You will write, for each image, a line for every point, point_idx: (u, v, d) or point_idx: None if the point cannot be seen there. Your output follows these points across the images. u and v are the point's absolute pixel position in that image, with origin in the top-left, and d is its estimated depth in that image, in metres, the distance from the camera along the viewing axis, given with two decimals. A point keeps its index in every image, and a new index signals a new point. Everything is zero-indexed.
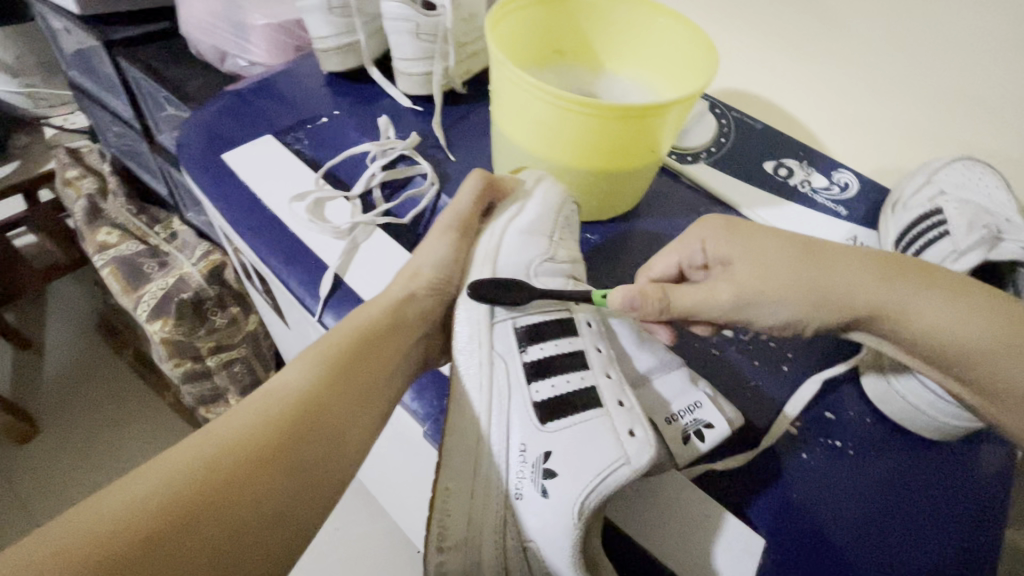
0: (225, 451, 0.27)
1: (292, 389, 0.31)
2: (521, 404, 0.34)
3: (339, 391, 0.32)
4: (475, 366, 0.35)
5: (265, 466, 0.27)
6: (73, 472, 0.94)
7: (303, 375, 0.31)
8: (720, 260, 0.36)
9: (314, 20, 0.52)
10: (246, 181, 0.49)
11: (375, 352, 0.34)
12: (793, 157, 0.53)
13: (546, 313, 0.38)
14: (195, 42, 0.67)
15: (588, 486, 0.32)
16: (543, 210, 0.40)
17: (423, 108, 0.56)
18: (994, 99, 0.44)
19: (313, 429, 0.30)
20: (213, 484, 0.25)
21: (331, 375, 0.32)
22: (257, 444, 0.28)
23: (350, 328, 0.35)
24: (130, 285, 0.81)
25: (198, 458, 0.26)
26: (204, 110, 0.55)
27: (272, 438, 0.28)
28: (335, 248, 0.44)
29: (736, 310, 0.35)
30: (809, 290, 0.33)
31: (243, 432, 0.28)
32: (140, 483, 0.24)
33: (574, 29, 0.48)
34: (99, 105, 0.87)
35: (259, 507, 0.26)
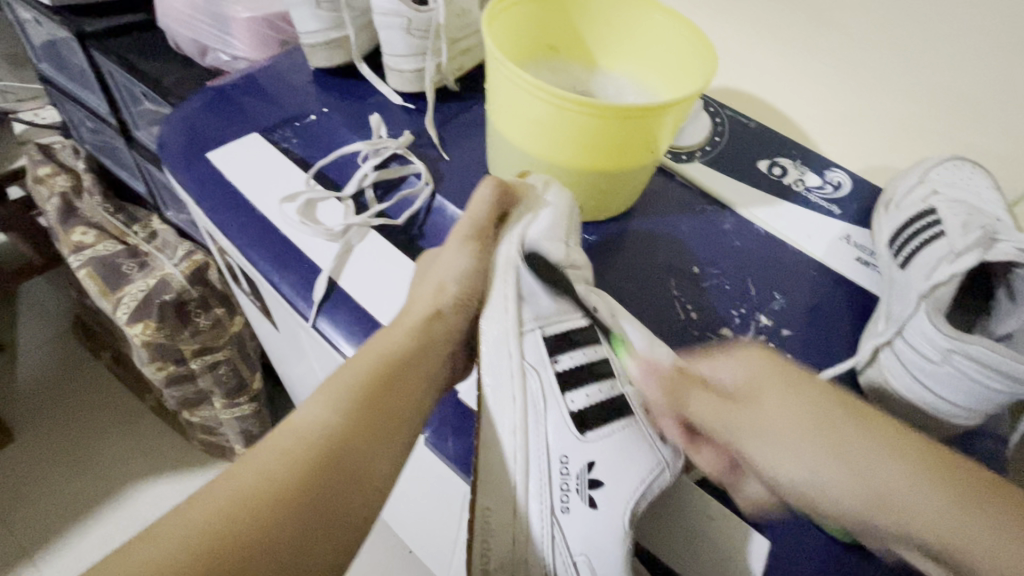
0: (240, 500, 0.26)
1: (312, 428, 0.29)
2: (557, 414, 0.34)
3: (359, 423, 0.30)
4: (506, 378, 0.34)
5: (286, 513, 0.26)
6: (51, 481, 0.91)
7: (323, 412, 0.30)
8: (746, 394, 0.35)
9: (301, 14, 0.50)
10: (233, 182, 0.47)
11: (396, 380, 0.33)
12: (786, 156, 0.53)
13: (571, 320, 0.37)
14: (174, 34, 0.66)
15: (636, 491, 0.33)
16: (555, 223, 0.40)
17: (414, 106, 0.55)
18: (982, 100, 0.45)
19: (334, 469, 0.28)
20: (227, 536, 0.25)
21: (350, 410, 0.31)
22: (275, 490, 0.27)
23: (373, 354, 0.34)
24: (109, 287, 0.79)
25: (213, 509, 0.25)
26: (186, 107, 0.53)
27: (290, 483, 0.27)
28: (327, 250, 0.43)
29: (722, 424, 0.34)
30: (797, 438, 0.32)
31: (260, 478, 0.27)
32: (162, 540, 0.24)
33: (568, 23, 0.47)
34: (71, 100, 0.83)
35: (272, 559, 0.25)
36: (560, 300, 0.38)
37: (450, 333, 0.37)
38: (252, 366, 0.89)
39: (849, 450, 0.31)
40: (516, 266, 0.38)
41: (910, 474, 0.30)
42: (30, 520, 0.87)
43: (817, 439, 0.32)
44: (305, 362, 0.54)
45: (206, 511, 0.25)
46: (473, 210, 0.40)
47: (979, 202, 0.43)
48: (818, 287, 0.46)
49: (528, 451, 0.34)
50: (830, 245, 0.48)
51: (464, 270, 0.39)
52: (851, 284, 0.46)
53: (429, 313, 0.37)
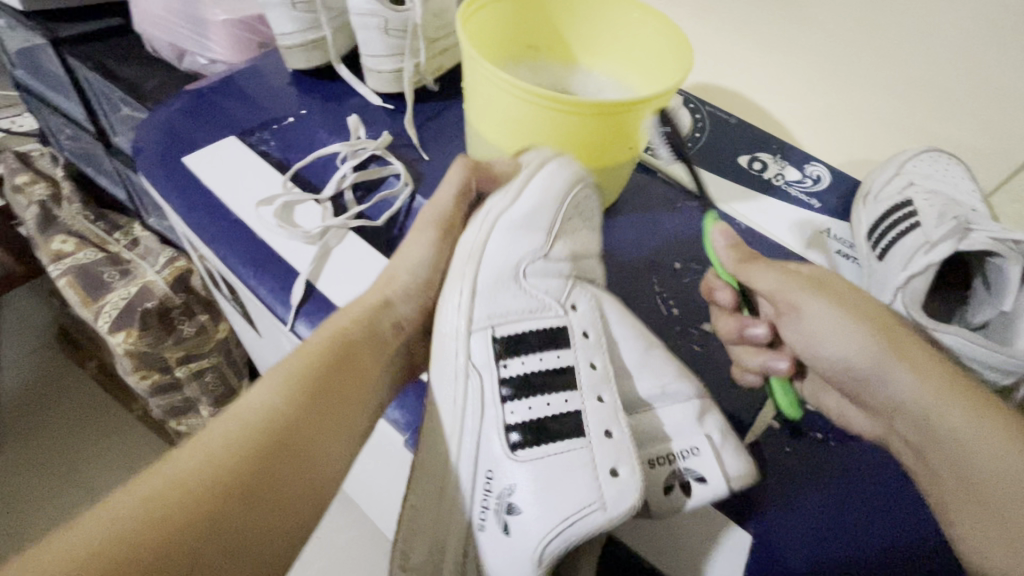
0: (184, 482, 0.24)
1: (260, 409, 0.28)
2: (493, 423, 0.33)
3: (310, 405, 0.30)
4: (451, 377, 0.34)
5: (230, 496, 0.25)
6: (34, 495, 0.90)
7: (272, 395, 0.29)
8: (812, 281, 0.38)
9: (277, 16, 0.50)
10: (210, 186, 0.46)
11: (349, 367, 0.33)
12: (767, 151, 0.53)
13: (536, 320, 0.36)
14: (150, 38, 0.65)
15: (554, 529, 0.31)
16: (535, 213, 0.38)
17: (394, 107, 0.54)
18: (958, 92, 0.46)
19: (280, 447, 0.27)
20: (169, 521, 0.23)
21: (301, 392, 0.30)
22: (223, 471, 0.25)
23: (318, 337, 0.33)
24: (90, 296, 0.78)
25: (152, 495, 0.24)
26: (161, 110, 0.52)
27: (239, 464, 0.26)
28: (306, 253, 0.42)
29: (779, 291, 0.38)
30: (853, 315, 0.36)
31: (204, 459, 0.25)
32: (88, 528, 0.22)
33: (547, 22, 0.47)
34: (48, 107, 0.82)
35: (223, 541, 0.23)
36: (530, 295, 0.37)
37: (401, 321, 0.37)
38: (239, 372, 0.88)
39: (913, 355, 0.34)
40: (479, 255, 0.36)
41: (934, 384, 0.33)
42: (13, 536, 0.86)
43: (874, 334, 0.35)
44: None
45: (143, 495, 0.24)
46: (440, 195, 0.40)
47: (955, 193, 0.43)
48: None
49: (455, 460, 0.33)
50: (811, 239, 0.48)
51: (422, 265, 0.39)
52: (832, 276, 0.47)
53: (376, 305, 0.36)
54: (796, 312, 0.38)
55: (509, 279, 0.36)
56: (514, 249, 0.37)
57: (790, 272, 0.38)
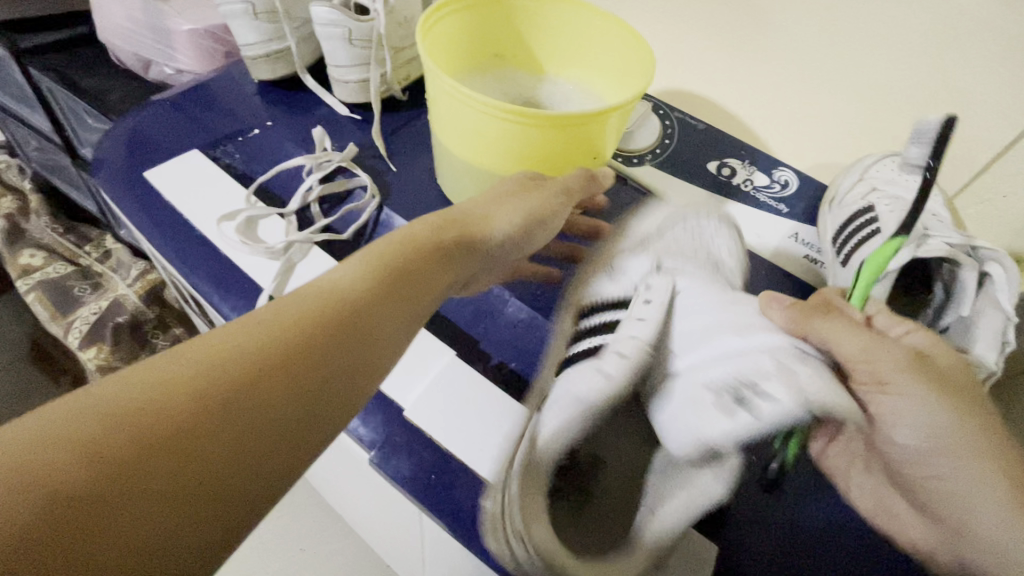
0: (250, 346, 0.24)
1: (333, 288, 0.28)
2: (556, 356, 0.38)
3: (379, 292, 0.29)
4: (556, 335, 0.41)
5: (285, 367, 0.24)
6: None
7: (348, 278, 0.29)
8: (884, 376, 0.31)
9: (239, 26, 0.49)
10: (172, 200, 0.45)
11: (421, 265, 0.32)
12: (735, 156, 0.53)
13: (615, 289, 0.40)
14: (115, 48, 0.64)
15: (543, 416, 0.31)
16: (645, 236, 0.44)
17: (362, 117, 0.54)
18: (921, 97, 0.46)
19: (324, 334, 0.26)
20: (230, 379, 0.23)
21: (374, 279, 0.29)
22: (285, 342, 0.25)
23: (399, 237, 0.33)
24: (60, 311, 0.76)
25: (223, 349, 0.24)
26: (124, 121, 0.51)
27: (297, 340, 0.25)
28: (269, 269, 0.42)
29: (866, 355, 0.31)
30: (950, 406, 0.30)
31: (270, 327, 0.25)
32: (166, 368, 0.23)
33: (512, 31, 0.47)
34: (13, 117, 0.81)
35: (271, 413, 0.23)
36: (621, 282, 0.40)
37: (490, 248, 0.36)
38: None
39: (961, 446, 0.29)
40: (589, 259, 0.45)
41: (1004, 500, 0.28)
42: None
43: (961, 428, 0.30)
44: None
45: (215, 348, 0.24)
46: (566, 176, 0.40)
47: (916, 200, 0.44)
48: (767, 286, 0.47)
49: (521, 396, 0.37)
50: (778, 245, 0.49)
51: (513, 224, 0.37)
52: (799, 281, 0.47)
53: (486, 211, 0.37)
54: (883, 388, 0.31)
55: (609, 268, 0.42)
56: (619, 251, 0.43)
57: (872, 335, 0.31)
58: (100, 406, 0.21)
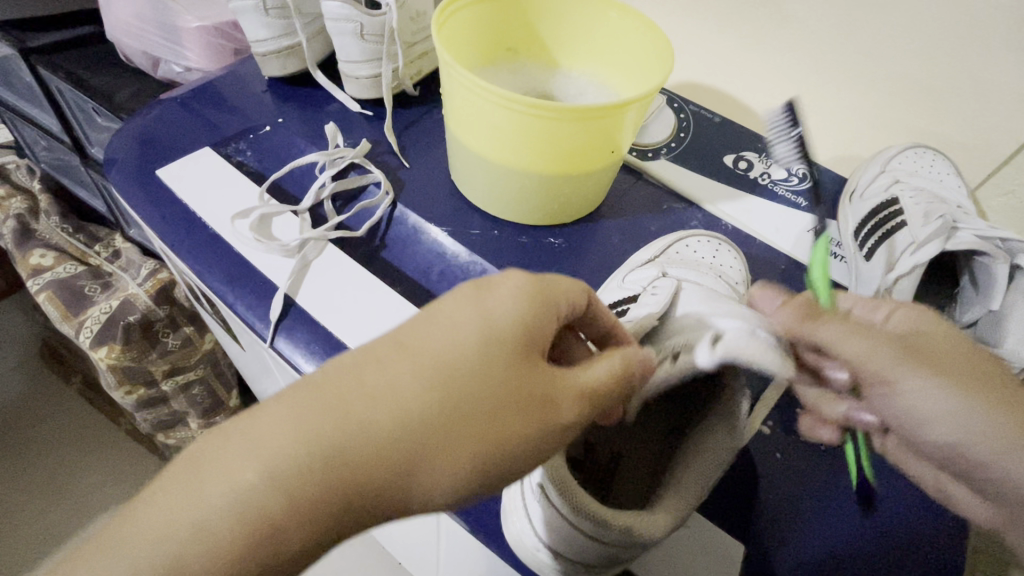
0: (322, 457, 0.22)
1: (409, 391, 0.23)
2: None
3: (459, 398, 0.24)
4: None
5: (346, 487, 0.22)
6: (29, 511, 0.90)
7: (425, 380, 0.24)
8: (879, 378, 0.29)
9: (249, 22, 0.49)
10: (184, 198, 0.45)
11: (511, 366, 0.25)
12: (751, 149, 0.53)
13: (629, 291, 0.41)
14: (123, 47, 0.64)
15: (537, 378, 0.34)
16: (654, 246, 0.45)
17: (373, 113, 0.53)
18: (943, 88, 0.45)
19: (389, 453, 0.23)
20: (293, 496, 0.22)
21: (454, 383, 0.24)
22: (350, 456, 0.22)
23: (503, 306, 0.25)
24: (71, 311, 0.76)
25: (291, 451, 0.22)
26: (135, 119, 0.51)
27: (361, 455, 0.22)
28: (284, 267, 0.41)
29: (865, 359, 0.29)
30: (960, 386, 0.28)
31: (338, 437, 0.22)
32: (241, 462, 0.22)
33: (526, 25, 0.46)
34: (21, 118, 0.81)
35: (322, 525, 0.22)
36: (632, 286, 0.41)
37: (547, 383, 0.25)
38: (227, 383, 0.87)
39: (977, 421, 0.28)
40: (602, 264, 0.45)
41: None
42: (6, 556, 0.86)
43: (990, 409, 0.28)
44: (273, 378, 0.53)
45: (288, 448, 0.22)
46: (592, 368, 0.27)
47: (942, 191, 0.45)
48: (786, 281, 0.46)
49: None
50: (798, 239, 0.48)
51: (519, 365, 0.25)
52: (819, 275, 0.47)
53: (488, 362, 0.24)
54: (889, 387, 0.29)
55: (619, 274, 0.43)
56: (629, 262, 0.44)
57: (865, 329, 0.30)
58: (189, 501, 0.22)
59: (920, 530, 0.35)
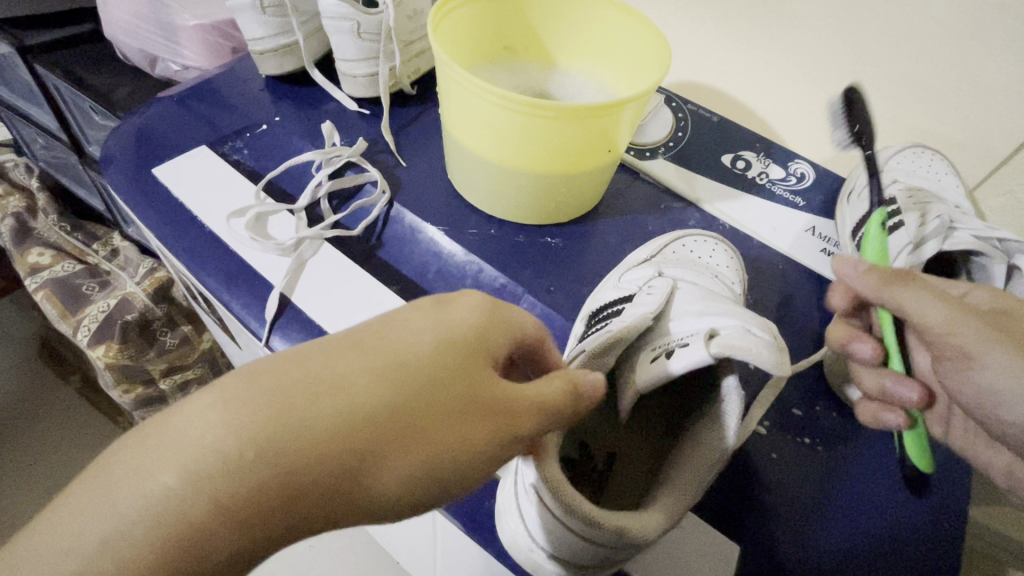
0: (253, 460, 0.20)
1: (357, 392, 0.22)
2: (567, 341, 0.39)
3: (410, 402, 0.22)
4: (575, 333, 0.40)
5: (278, 498, 0.20)
6: (27, 510, 0.90)
7: (375, 382, 0.22)
8: (959, 350, 0.31)
9: (246, 20, 0.48)
10: (180, 197, 0.45)
11: (466, 371, 0.23)
12: (749, 149, 0.52)
13: (625, 288, 0.40)
14: (120, 45, 0.63)
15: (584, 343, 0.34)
16: (653, 245, 0.44)
17: (371, 112, 0.53)
18: (942, 87, 0.45)
19: (328, 459, 0.20)
20: (216, 506, 0.19)
21: (406, 385, 0.22)
22: (284, 461, 0.20)
23: (459, 314, 0.25)
24: (68, 310, 0.76)
25: (221, 452, 0.20)
26: (131, 117, 0.51)
27: (297, 462, 0.20)
28: (280, 266, 0.41)
29: (946, 328, 0.30)
30: None
31: (274, 437, 0.20)
32: (167, 466, 0.20)
33: (523, 24, 0.46)
34: (19, 116, 0.80)
35: (248, 542, 0.20)
36: (628, 283, 0.41)
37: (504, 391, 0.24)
38: None
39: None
40: (600, 264, 0.45)
41: None
42: None
43: None
44: None
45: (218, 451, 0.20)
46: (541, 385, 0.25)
47: (940, 190, 0.46)
48: (783, 281, 0.46)
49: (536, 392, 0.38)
50: (795, 239, 0.48)
51: (474, 372, 0.24)
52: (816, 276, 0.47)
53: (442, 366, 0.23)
54: (971, 361, 0.31)
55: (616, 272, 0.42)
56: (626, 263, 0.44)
57: (950, 300, 0.31)
58: (104, 511, 0.19)
59: (915, 533, 0.34)
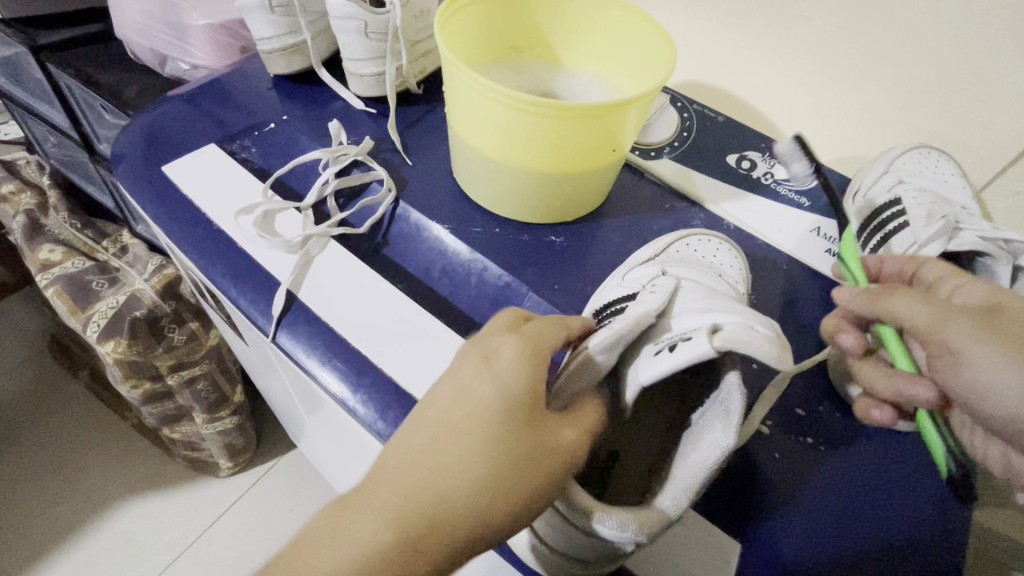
0: (403, 538, 0.27)
1: (460, 464, 0.28)
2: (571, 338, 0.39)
3: (497, 458, 0.28)
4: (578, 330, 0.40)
5: (421, 552, 0.27)
6: (38, 502, 0.91)
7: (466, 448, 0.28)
8: (947, 348, 0.31)
9: (255, 20, 0.49)
10: (189, 194, 0.45)
11: (530, 420, 0.28)
12: (755, 149, 0.52)
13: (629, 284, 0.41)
14: (131, 44, 0.64)
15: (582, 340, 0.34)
16: (660, 244, 0.45)
17: (377, 111, 0.53)
18: (949, 87, 0.45)
19: (451, 517, 0.27)
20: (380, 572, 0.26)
21: (489, 445, 0.28)
22: (421, 526, 0.27)
23: (511, 368, 0.29)
24: (78, 305, 0.77)
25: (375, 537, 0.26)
26: (143, 115, 0.52)
27: (431, 526, 0.27)
28: (287, 263, 0.42)
29: (934, 328, 0.32)
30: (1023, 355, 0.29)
31: (411, 513, 0.27)
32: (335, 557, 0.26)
33: (529, 23, 0.46)
34: (31, 114, 0.82)
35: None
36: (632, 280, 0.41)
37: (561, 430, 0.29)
38: (232, 378, 0.87)
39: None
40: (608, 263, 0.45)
41: None
42: (15, 544, 0.88)
43: None
44: (277, 373, 0.53)
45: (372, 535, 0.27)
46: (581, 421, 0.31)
47: (946, 191, 0.45)
48: (787, 281, 0.46)
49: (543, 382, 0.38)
50: (800, 239, 0.48)
51: (533, 417, 0.29)
52: (821, 276, 0.47)
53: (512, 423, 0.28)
54: (956, 358, 0.31)
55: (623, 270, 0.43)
56: (630, 261, 0.44)
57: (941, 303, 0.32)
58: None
59: (918, 533, 0.35)
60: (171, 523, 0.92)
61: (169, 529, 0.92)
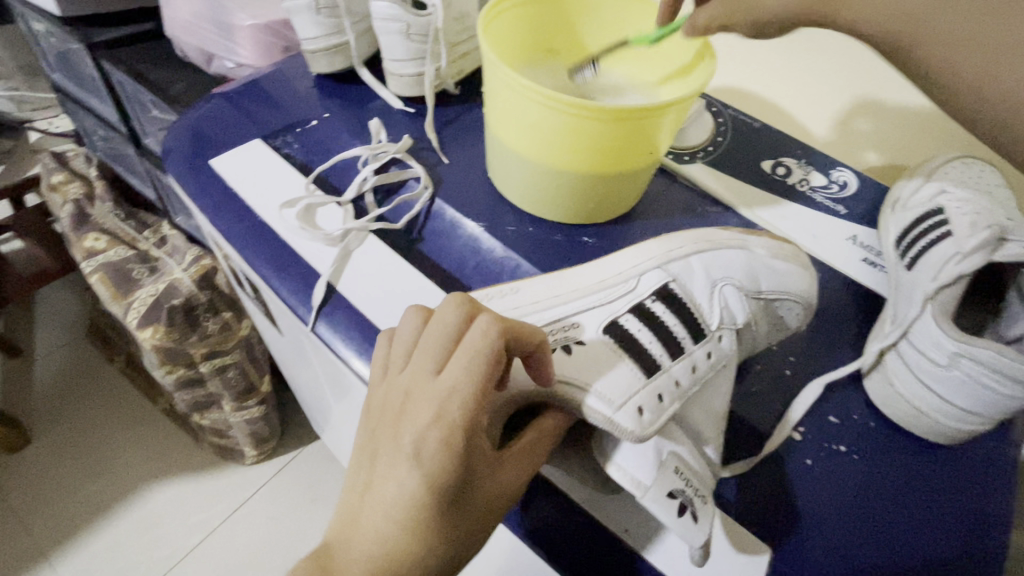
0: None
1: (399, 538, 0.28)
2: (610, 283, 0.41)
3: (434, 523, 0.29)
4: (615, 270, 0.41)
5: None
6: (72, 481, 0.95)
7: (401, 522, 0.28)
8: None
9: (302, 21, 0.51)
10: (235, 187, 0.47)
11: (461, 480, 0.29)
12: (791, 156, 0.52)
13: (704, 313, 0.41)
14: (181, 44, 0.67)
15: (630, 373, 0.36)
16: (762, 275, 0.43)
17: (415, 110, 0.55)
18: None
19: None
20: None
21: (424, 516, 0.28)
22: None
23: (433, 447, 0.29)
24: (119, 292, 0.79)
25: None
26: (191, 111, 0.54)
27: None
28: (327, 255, 0.43)
29: None
30: None
31: None
32: None
33: (566, 27, 0.47)
34: (82, 108, 0.85)
35: None
36: (710, 301, 0.42)
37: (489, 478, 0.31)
38: (260, 368, 0.90)
39: None
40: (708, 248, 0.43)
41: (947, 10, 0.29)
42: (51, 519, 0.91)
43: None
44: (309, 363, 0.55)
45: None
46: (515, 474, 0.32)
47: (987, 201, 0.44)
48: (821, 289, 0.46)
49: (572, 283, 0.41)
50: (834, 248, 0.48)
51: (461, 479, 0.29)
52: (854, 284, 0.46)
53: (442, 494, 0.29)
54: None
55: (716, 283, 0.42)
56: (730, 270, 0.43)
57: None
58: None
59: (947, 548, 0.34)
60: (197, 506, 0.95)
61: (194, 512, 0.94)
